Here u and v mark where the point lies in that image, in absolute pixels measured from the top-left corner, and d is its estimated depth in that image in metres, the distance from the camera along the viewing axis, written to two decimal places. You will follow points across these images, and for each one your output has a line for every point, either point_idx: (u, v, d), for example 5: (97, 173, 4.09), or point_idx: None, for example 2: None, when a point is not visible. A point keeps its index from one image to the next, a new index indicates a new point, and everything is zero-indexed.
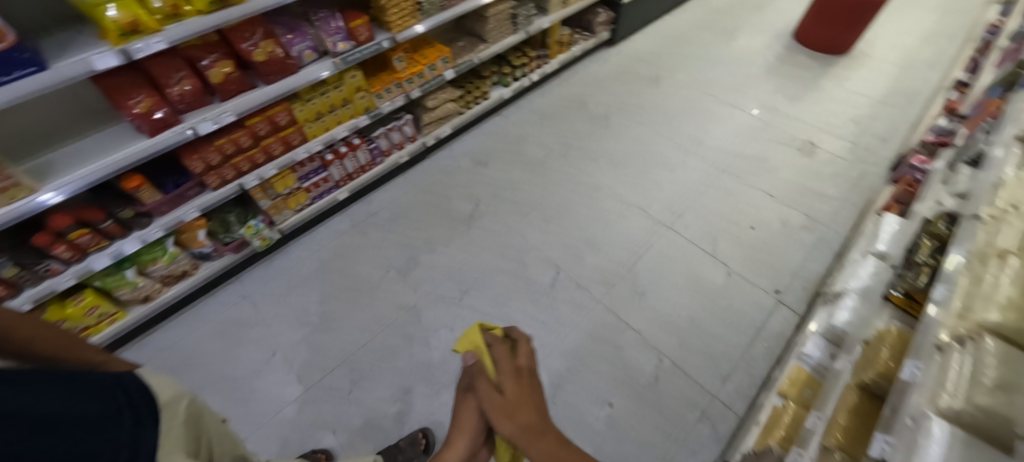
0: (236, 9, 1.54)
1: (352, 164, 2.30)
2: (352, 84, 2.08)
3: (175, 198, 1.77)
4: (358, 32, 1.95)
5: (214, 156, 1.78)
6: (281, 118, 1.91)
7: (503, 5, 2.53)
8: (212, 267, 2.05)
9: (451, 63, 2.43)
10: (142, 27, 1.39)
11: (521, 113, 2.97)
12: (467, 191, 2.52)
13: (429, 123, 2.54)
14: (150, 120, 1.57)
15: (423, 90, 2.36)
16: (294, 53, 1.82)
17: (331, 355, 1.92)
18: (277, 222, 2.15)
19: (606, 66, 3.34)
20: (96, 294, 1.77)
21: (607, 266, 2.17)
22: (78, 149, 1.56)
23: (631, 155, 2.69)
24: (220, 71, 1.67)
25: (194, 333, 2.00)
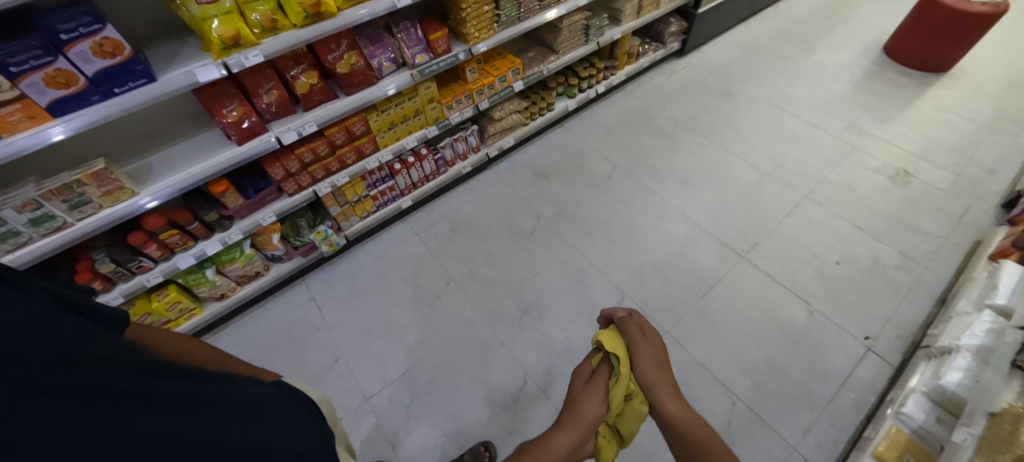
0: (328, 24, 1.55)
1: (418, 173, 2.30)
2: (426, 95, 2.07)
3: (255, 203, 1.82)
4: (437, 44, 1.93)
5: (293, 164, 1.81)
6: (357, 128, 1.93)
7: (577, 16, 2.46)
8: (281, 268, 2.10)
9: (521, 75, 2.38)
10: (242, 41, 1.42)
11: (585, 125, 2.89)
12: (529, 205, 2.47)
13: (494, 133, 2.51)
14: (240, 129, 1.61)
15: (492, 101, 2.32)
16: (375, 65, 1.83)
17: (392, 366, 1.93)
18: (344, 228, 2.18)
19: (675, 78, 3.19)
20: (179, 290, 1.85)
21: (675, 295, 2.06)
22: (173, 153, 1.62)
23: (702, 176, 2.55)
24: (306, 81, 1.69)
25: (262, 332, 2.05)
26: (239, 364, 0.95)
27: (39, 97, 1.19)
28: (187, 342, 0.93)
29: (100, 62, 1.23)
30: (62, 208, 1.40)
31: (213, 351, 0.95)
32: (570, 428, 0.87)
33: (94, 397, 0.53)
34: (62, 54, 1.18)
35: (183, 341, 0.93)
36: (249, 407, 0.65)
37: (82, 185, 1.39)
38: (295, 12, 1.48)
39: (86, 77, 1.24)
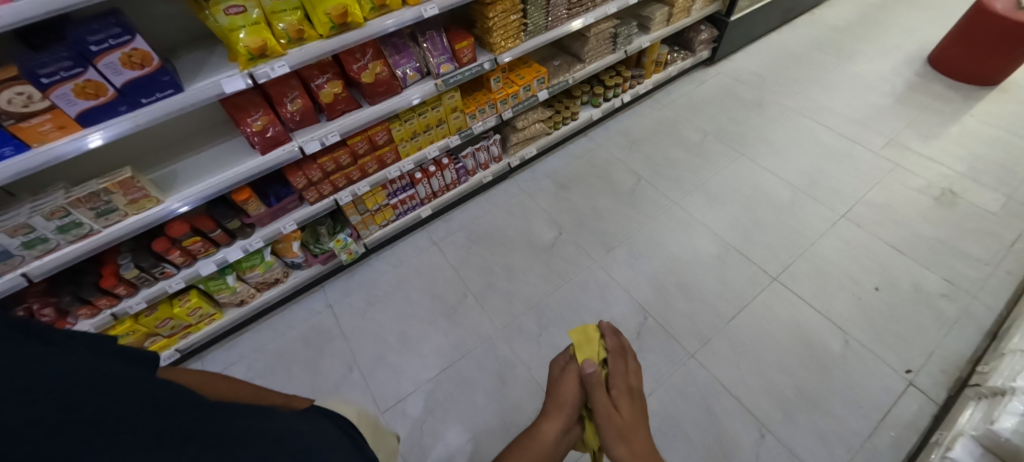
0: (354, 34, 1.53)
1: (438, 183, 2.26)
2: (449, 105, 2.04)
3: (277, 211, 1.82)
4: (463, 53, 1.90)
5: (315, 173, 1.80)
6: (380, 138, 1.91)
7: (605, 24, 2.40)
8: (300, 275, 2.09)
9: (546, 84, 2.33)
10: (269, 51, 1.41)
11: (610, 135, 2.82)
12: (550, 217, 2.41)
13: (517, 143, 2.46)
14: (263, 138, 1.61)
15: (516, 111, 2.28)
16: (399, 74, 1.81)
17: (407, 379, 1.89)
18: (363, 236, 2.16)
19: (704, 88, 3.09)
20: (200, 295, 1.86)
21: (702, 317, 1.98)
22: (198, 160, 1.62)
23: (732, 191, 2.45)
24: (330, 91, 1.68)
25: (279, 338, 2.04)
26: (270, 394, 0.97)
27: (69, 107, 1.20)
28: (220, 380, 0.93)
29: (128, 73, 1.23)
30: (89, 216, 1.42)
31: (245, 386, 0.96)
32: (556, 416, 0.99)
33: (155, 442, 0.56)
34: (92, 66, 1.19)
35: (215, 381, 0.93)
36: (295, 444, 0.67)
37: (108, 193, 1.40)
38: (322, 23, 1.46)
39: (115, 88, 1.24)
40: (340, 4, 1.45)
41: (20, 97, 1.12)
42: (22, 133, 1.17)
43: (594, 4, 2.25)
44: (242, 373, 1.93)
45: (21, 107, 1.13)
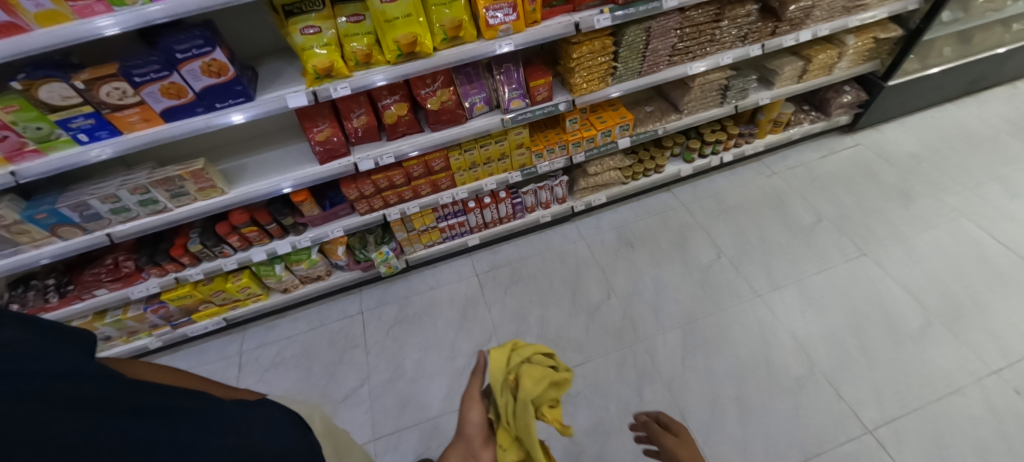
0: (420, 63, 1.49)
1: (492, 214, 2.17)
2: (515, 141, 1.92)
3: (329, 215, 1.88)
4: (538, 91, 1.76)
5: (368, 188, 1.81)
6: (436, 163, 1.87)
7: (716, 74, 2.09)
8: (342, 277, 2.15)
9: (630, 131, 2.09)
10: (334, 72, 1.44)
11: (698, 195, 2.48)
12: (604, 275, 2.17)
13: (585, 187, 2.28)
14: (323, 148, 1.65)
15: (590, 155, 2.09)
16: (467, 104, 1.74)
17: (409, 411, 1.83)
18: (407, 252, 2.16)
19: (834, 160, 2.58)
20: (251, 276, 2.00)
21: (755, 449, 1.62)
22: (266, 160, 1.73)
23: (837, 297, 1.99)
24: (395, 113, 1.67)
25: (311, 332, 2.13)
26: (215, 385, 0.83)
27: (155, 104, 1.33)
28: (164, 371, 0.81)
29: (206, 80, 1.33)
30: (165, 196, 1.58)
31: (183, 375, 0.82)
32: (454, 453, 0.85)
33: (142, 416, 0.59)
34: (177, 70, 1.29)
35: (148, 368, 0.79)
36: (264, 415, 0.68)
37: (182, 180, 1.54)
38: (390, 50, 1.44)
39: (194, 92, 1.35)
40: (409, 33, 1.42)
41: (117, 92, 1.27)
42: (117, 121, 1.34)
43: (705, 52, 1.95)
44: (270, 358, 2.05)
45: (117, 99, 1.29)
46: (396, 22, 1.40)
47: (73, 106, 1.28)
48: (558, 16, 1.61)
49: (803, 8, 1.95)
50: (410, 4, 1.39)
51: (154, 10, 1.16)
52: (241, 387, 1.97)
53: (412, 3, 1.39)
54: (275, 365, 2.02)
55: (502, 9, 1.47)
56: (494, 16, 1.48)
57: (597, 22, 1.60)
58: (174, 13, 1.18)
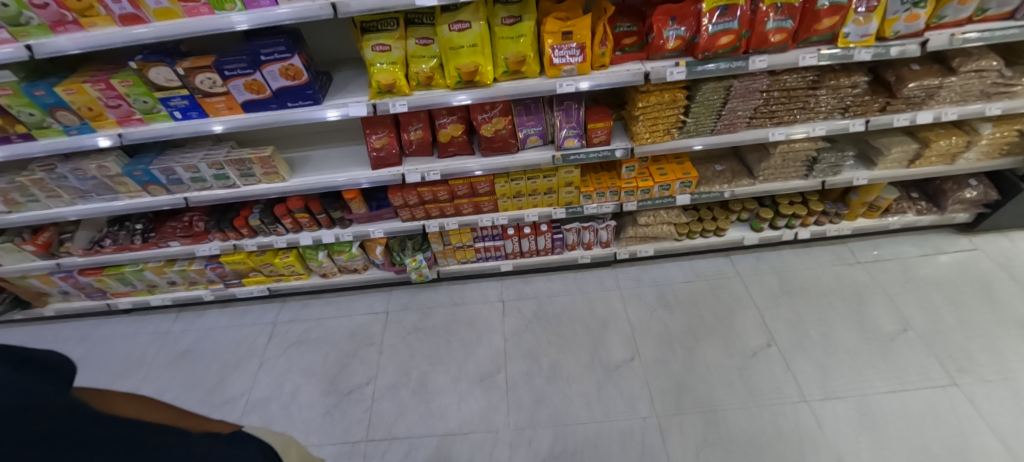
0: (478, 91, 1.44)
1: (529, 244, 2.15)
2: (565, 179, 1.85)
3: (373, 216, 1.97)
4: (595, 134, 1.64)
5: (412, 198, 1.86)
6: (481, 187, 1.86)
7: (804, 144, 1.84)
8: (376, 274, 2.26)
9: (692, 189, 1.91)
10: (396, 89, 1.46)
11: (760, 269, 2.25)
12: (631, 334, 2.04)
13: (632, 236, 2.18)
14: (377, 155, 1.70)
15: (642, 206, 1.94)
16: (521, 135, 1.69)
17: (403, 421, 1.85)
18: (440, 264, 2.22)
19: (940, 262, 2.20)
20: (297, 256, 2.15)
21: None
22: (327, 156, 1.85)
23: (905, 429, 1.65)
24: (449, 132, 1.68)
25: (338, 319, 2.26)
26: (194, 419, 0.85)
27: (238, 95, 1.46)
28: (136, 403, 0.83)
29: (283, 81, 1.44)
30: (236, 174, 1.73)
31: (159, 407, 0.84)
32: None
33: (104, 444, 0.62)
34: (259, 70, 1.41)
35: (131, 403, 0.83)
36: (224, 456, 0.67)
37: (251, 163, 1.68)
38: (451, 76, 1.42)
39: (272, 90, 1.47)
40: (472, 62, 1.38)
41: (208, 81, 1.43)
42: (205, 106, 1.50)
43: (794, 120, 1.67)
44: (298, 335, 2.22)
45: (208, 87, 1.45)
46: (462, 51, 1.37)
47: (174, 88, 1.45)
48: (629, 63, 1.42)
49: (926, 87, 1.62)
50: (478, 34, 1.34)
51: (281, 12, 1.26)
52: (268, 355, 2.16)
53: (481, 34, 1.35)
54: (299, 342, 2.19)
55: (569, 49, 1.35)
56: (560, 56, 1.37)
57: (670, 75, 1.38)
58: (299, 17, 1.26)
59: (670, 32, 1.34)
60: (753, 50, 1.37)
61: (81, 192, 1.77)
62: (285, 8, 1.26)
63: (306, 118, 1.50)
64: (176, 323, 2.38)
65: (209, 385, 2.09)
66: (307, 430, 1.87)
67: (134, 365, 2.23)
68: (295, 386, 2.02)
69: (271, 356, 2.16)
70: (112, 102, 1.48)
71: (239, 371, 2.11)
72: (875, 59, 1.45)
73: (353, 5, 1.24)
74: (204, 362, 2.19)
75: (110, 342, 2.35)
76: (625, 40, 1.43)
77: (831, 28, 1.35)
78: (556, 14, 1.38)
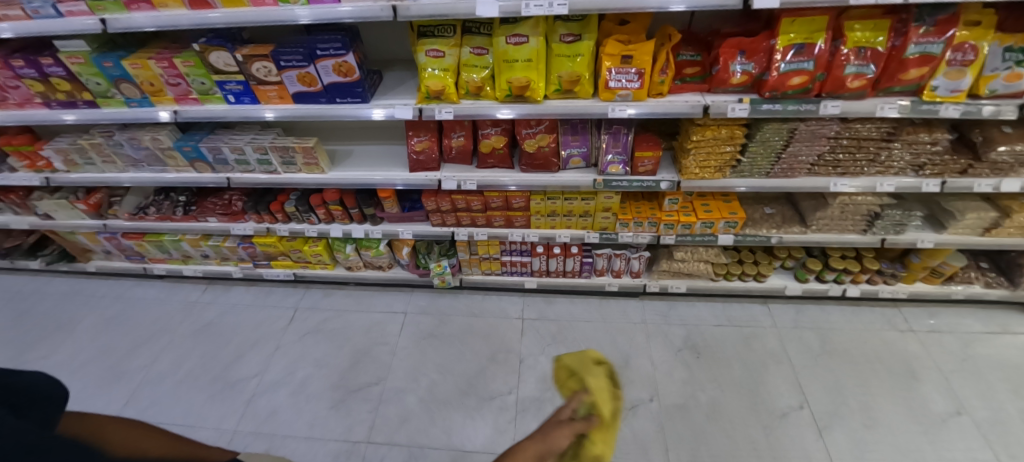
0: (526, 107, 1.40)
1: (557, 265, 2.09)
2: (603, 203, 1.78)
3: (405, 216, 1.96)
4: (641, 163, 1.57)
5: (445, 204, 1.84)
6: (516, 202, 1.82)
7: (866, 198, 1.71)
8: (400, 273, 2.25)
9: (737, 230, 1.80)
10: (444, 96, 1.44)
11: (799, 323, 2.10)
12: (652, 373, 1.94)
13: (665, 270, 2.09)
14: (416, 159, 1.69)
15: (680, 241, 1.83)
16: (563, 154, 1.64)
17: (406, 428, 1.82)
18: (464, 272, 2.19)
19: (1006, 343, 1.99)
20: (326, 246, 2.17)
21: None
22: (367, 153, 1.86)
23: None
24: (491, 143, 1.65)
25: (357, 314, 2.27)
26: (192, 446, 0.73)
27: (290, 86, 1.48)
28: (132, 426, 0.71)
29: (335, 77, 1.45)
30: (278, 161, 1.75)
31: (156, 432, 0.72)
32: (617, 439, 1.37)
33: None
34: (314, 64, 1.42)
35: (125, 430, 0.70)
36: None
37: (294, 152, 1.70)
38: (501, 89, 1.39)
39: (323, 84, 1.47)
40: (524, 77, 1.34)
41: (264, 69, 1.45)
42: (258, 93, 1.52)
43: (860, 171, 1.54)
44: (316, 324, 2.24)
45: (263, 75, 1.47)
46: (516, 65, 1.33)
47: (231, 73, 1.48)
48: (688, 93, 1.35)
49: (1017, 152, 1.46)
50: (535, 50, 1.31)
51: (342, 10, 1.26)
52: (285, 340, 2.19)
53: (538, 50, 1.31)
54: (315, 331, 2.21)
55: (627, 73, 1.30)
56: (617, 79, 1.31)
57: (732, 111, 1.29)
58: (359, 16, 1.26)
59: (737, 66, 1.27)
60: (827, 94, 1.27)
61: (134, 161, 1.84)
62: (346, 6, 1.25)
63: (353, 115, 1.50)
64: (204, 295, 2.46)
65: (226, 361, 2.13)
66: (311, 422, 1.87)
67: (160, 330, 2.31)
68: (306, 375, 2.04)
69: (287, 341, 2.18)
70: (173, 80, 1.52)
71: (256, 352, 2.15)
72: (962, 117, 1.31)
73: (414, 9, 1.23)
74: (224, 337, 2.24)
75: (142, 304, 2.46)
76: (687, 69, 1.37)
77: (918, 79, 1.24)
78: (617, 37, 1.32)
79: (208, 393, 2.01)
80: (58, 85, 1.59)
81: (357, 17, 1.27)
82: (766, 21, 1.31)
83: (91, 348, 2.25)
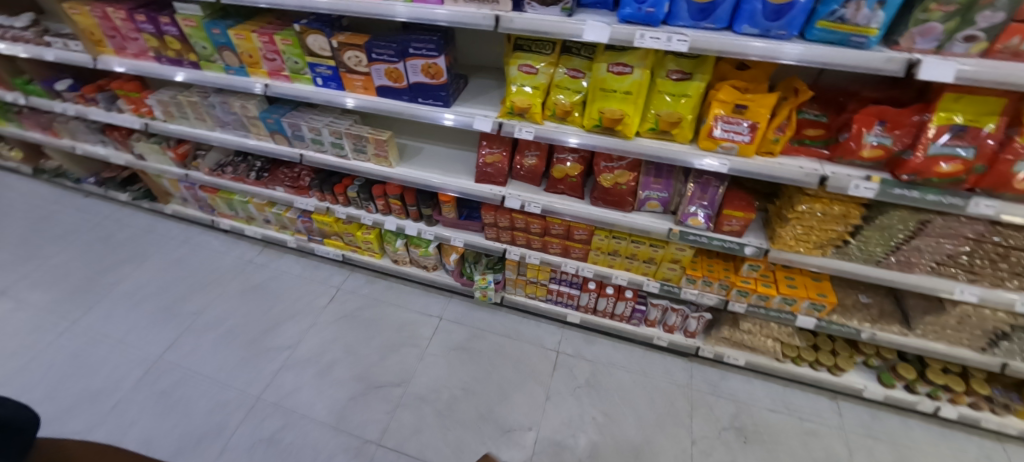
0: (614, 142, 1.30)
1: (606, 305, 1.95)
2: (672, 254, 1.62)
3: (460, 224, 1.91)
4: (728, 221, 1.40)
5: (504, 221, 1.76)
6: (578, 233, 1.70)
7: (997, 314, 1.42)
8: (443, 277, 2.20)
9: (822, 314, 1.58)
10: (528, 115, 1.36)
11: (874, 432, 1.79)
12: (688, 448, 1.74)
13: (725, 338, 1.89)
14: (484, 170, 1.63)
15: (751, 312, 1.63)
16: (641, 195, 1.50)
17: (418, 439, 1.76)
18: (507, 290, 2.10)
19: None
20: (378, 236, 2.16)
21: None
22: (436, 155, 1.83)
23: None
24: (565, 169, 1.55)
25: (394, 308, 2.25)
26: None
27: (376, 79, 1.46)
28: None
29: (421, 77, 1.41)
30: (350, 147, 1.75)
31: None
32: None
33: None
34: (404, 61, 1.39)
35: None
36: None
37: (367, 141, 1.69)
38: (590, 118, 1.29)
39: (408, 82, 1.44)
40: (619, 109, 1.24)
41: (356, 59, 1.44)
42: (345, 80, 1.52)
43: (998, 283, 1.28)
44: (354, 309, 2.24)
45: (354, 64, 1.46)
46: (613, 95, 1.23)
47: (324, 57, 1.49)
48: (805, 158, 1.20)
49: None
50: (637, 82, 1.20)
51: (439, 13, 1.21)
52: (321, 319, 2.21)
53: (640, 82, 1.20)
54: (351, 316, 2.21)
55: (737, 124, 1.16)
56: (723, 129, 1.18)
57: (854, 188, 1.11)
58: (454, 21, 1.21)
59: (872, 137, 1.08)
60: (982, 189, 1.06)
61: (222, 123, 1.93)
62: (442, 9, 1.21)
63: (428, 117, 1.46)
64: (259, 256, 2.55)
65: (264, 327, 2.18)
66: (327, 410, 1.86)
67: (213, 281, 2.42)
68: (333, 359, 2.04)
69: (323, 320, 2.20)
70: (271, 55, 1.56)
71: (292, 324, 2.19)
72: None
73: (517, 22, 1.16)
74: (267, 302, 2.30)
75: (204, 252, 2.59)
76: (807, 130, 1.20)
77: None
78: (733, 82, 1.18)
79: (241, 355, 2.07)
80: (170, 44, 1.69)
81: (453, 20, 1.22)
82: (918, 91, 1.11)
83: (152, 285, 2.40)
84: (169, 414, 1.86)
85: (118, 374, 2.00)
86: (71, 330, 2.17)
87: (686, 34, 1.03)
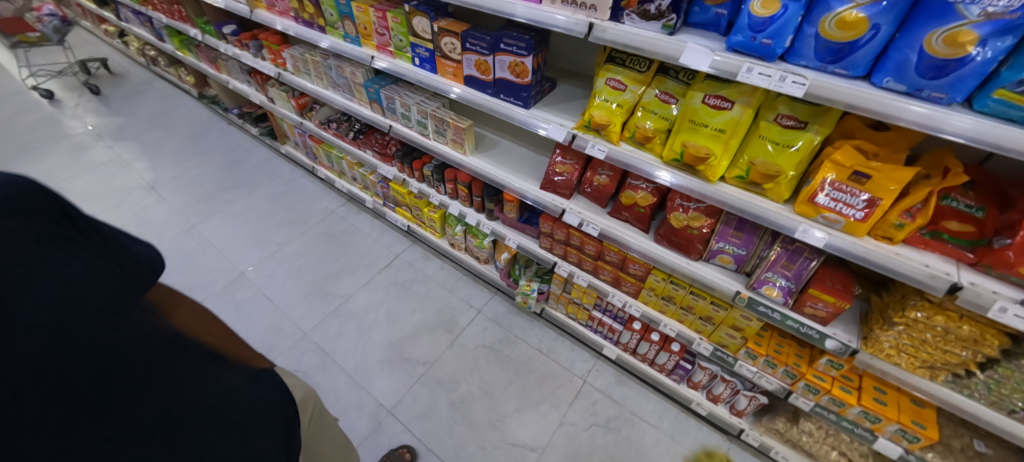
0: (694, 182, 1.15)
1: (648, 351, 1.78)
2: (735, 320, 1.41)
3: (518, 225, 1.86)
4: (812, 303, 1.17)
5: (559, 233, 1.68)
6: (633, 267, 1.56)
7: None
8: (492, 273, 2.19)
9: (913, 445, 1.26)
10: (604, 132, 1.26)
11: None
12: None
13: (779, 430, 1.61)
14: (551, 179, 1.56)
15: (816, 413, 1.37)
16: (712, 246, 1.32)
17: (425, 422, 1.78)
18: (549, 304, 2.03)
19: None
20: (443, 217, 2.21)
21: None
22: (511, 152, 1.80)
23: None
24: (633, 197, 1.42)
25: (440, 289, 2.29)
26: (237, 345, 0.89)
27: (466, 68, 1.46)
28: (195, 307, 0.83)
29: (507, 74, 1.38)
30: (433, 127, 1.79)
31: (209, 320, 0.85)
32: None
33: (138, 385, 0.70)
34: (493, 55, 1.37)
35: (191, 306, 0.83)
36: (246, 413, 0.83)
37: (448, 125, 1.72)
38: (670, 149, 1.16)
39: (495, 76, 1.42)
40: (706, 146, 1.09)
41: (450, 45, 1.46)
42: (439, 64, 1.55)
43: None
44: (405, 279, 2.33)
45: (449, 50, 1.48)
46: (703, 130, 1.09)
47: (424, 39, 1.53)
48: (934, 256, 0.95)
49: None
50: (734, 120, 1.05)
51: (557, 18, 1.13)
52: (375, 280, 2.33)
53: (739, 122, 1.05)
54: (401, 285, 2.30)
55: (851, 195, 0.96)
56: (830, 196, 0.98)
57: (997, 311, 0.86)
58: (569, 29, 1.12)
59: None
60: None
61: (334, 84, 2.11)
62: (563, 14, 1.12)
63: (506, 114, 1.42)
64: (341, 209, 2.76)
65: (327, 273, 2.37)
66: (355, 364, 1.96)
67: (300, 220, 2.68)
68: (375, 320, 2.14)
69: (377, 281, 2.32)
70: (382, 30, 1.64)
71: (350, 277, 2.34)
72: None
73: (610, 33, 1.07)
74: (336, 251, 2.49)
75: (300, 193, 2.88)
76: (949, 222, 0.94)
77: None
78: (858, 144, 0.98)
79: (303, 292, 2.26)
80: (306, 7, 1.86)
81: (572, 29, 1.12)
82: None
83: (255, 211, 2.73)
84: (236, 324, 2.10)
85: (210, 278, 2.31)
86: (189, 231, 2.56)
87: (806, 76, 0.86)
